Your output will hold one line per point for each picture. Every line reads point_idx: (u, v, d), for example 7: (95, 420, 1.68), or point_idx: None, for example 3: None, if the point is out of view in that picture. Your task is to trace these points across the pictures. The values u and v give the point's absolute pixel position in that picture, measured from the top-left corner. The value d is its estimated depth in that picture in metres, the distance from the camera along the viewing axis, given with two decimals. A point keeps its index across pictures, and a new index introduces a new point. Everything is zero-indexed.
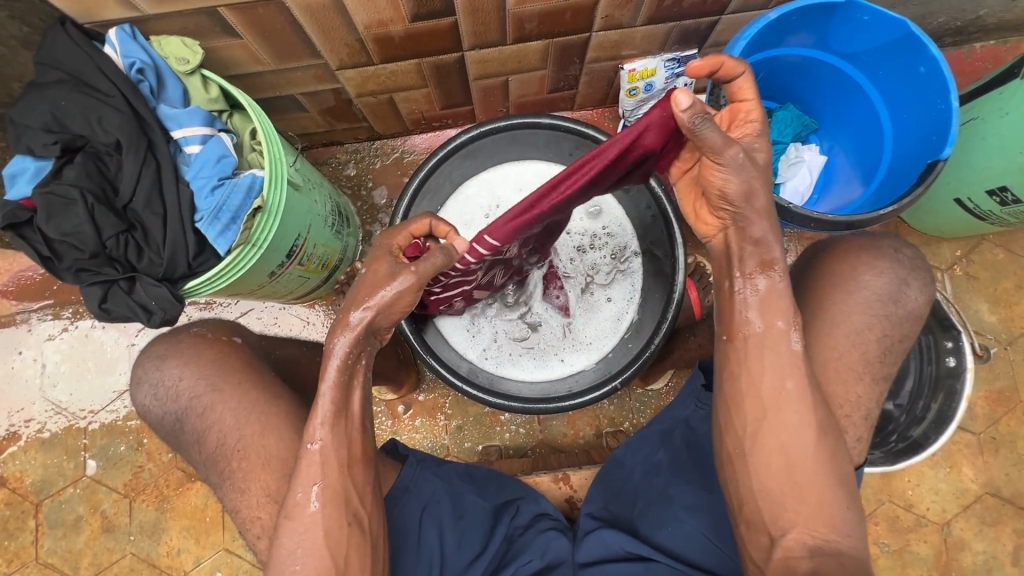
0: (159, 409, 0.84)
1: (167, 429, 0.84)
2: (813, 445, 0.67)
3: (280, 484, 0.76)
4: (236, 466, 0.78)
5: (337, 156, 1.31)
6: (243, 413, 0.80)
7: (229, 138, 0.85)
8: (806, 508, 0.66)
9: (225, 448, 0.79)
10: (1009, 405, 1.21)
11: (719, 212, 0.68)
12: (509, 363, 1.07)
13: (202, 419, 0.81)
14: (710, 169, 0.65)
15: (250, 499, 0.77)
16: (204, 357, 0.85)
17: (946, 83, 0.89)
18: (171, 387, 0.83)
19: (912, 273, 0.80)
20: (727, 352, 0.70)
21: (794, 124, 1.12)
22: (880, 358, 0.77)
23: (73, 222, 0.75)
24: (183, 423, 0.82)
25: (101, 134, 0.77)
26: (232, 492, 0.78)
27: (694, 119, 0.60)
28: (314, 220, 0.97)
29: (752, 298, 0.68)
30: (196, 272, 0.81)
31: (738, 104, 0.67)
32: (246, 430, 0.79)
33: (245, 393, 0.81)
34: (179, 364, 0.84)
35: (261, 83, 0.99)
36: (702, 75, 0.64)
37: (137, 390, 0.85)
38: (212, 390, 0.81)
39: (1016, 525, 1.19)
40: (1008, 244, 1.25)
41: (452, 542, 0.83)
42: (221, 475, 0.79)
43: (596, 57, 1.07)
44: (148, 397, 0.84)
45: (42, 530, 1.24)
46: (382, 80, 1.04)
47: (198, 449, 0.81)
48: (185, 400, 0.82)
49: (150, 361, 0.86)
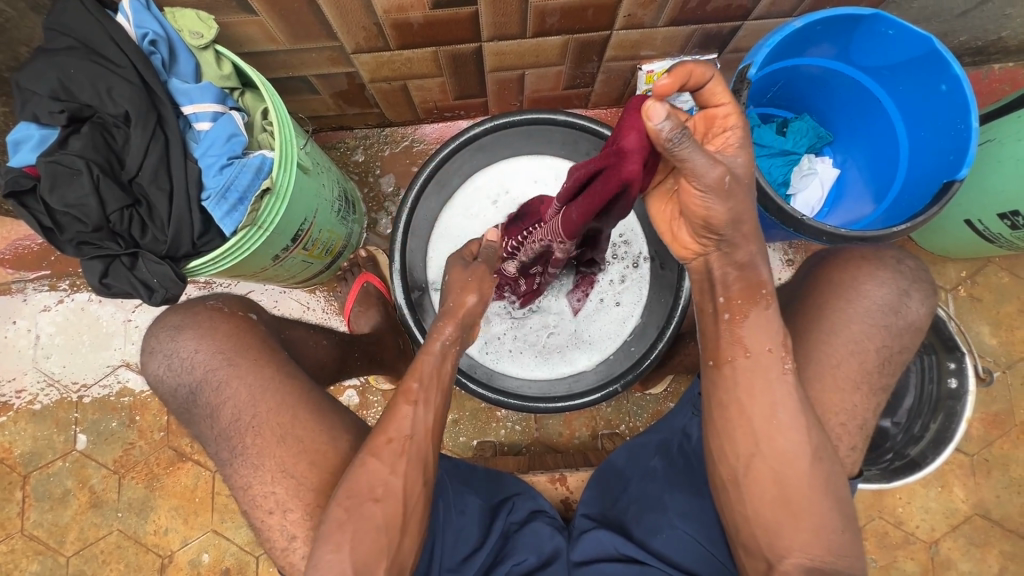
0: (172, 379, 0.80)
1: (178, 403, 0.81)
2: (804, 463, 0.67)
3: (298, 462, 0.76)
4: (250, 442, 0.77)
5: (346, 141, 1.29)
6: (259, 390, 0.79)
7: (241, 117, 0.83)
8: (795, 520, 0.66)
9: (240, 424, 0.77)
10: (1004, 428, 1.21)
11: (703, 239, 0.67)
12: (509, 359, 1.06)
13: (217, 394, 0.79)
14: (689, 194, 0.62)
15: (264, 475, 0.76)
16: (221, 332, 0.82)
17: (966, 102, 0.88)
18: (185, 359, 0.80)
19: (912, 284, 0.79)
20: (714, 377, 0.71)
21: (809, 135, 1.11)
22: (879, 369, 0.76)
23: (77, 193, 0.73)
24: (197, 397, 0.80)
25: (110, 105, 0.75)
26: (245, 468, 0.76)
27: (672, 134, 0.55)
28: (322, 205, 0.96)
29: (748, 312, 0.68)
30: (200, 252, 0.80)
31: (710, 110, 0.61)
32: (262, 406, 0.78)
33: (261, 371, 0.80)
34: (194, 337, 0.81)
35: (273, 62, 0.97)
36: (670, 94, 0.56)
37: (148, 359, 0.82)
38: (229, 365, 0.80)
39: (1003, 548, 1.20)
40: (1013, 268, 1.25)
41: (445, 539, 0.81)
42: (233, 451, 0.77)
43: (614, 55, 1.05)
44: (161, 367, 0.81)
45: (29, 502, 1.23)
46: (396, 67, 1.02)
47: (210, 425, 0.79)
48: (200, 373, 0.80)
49: (164, 332, 0.83)
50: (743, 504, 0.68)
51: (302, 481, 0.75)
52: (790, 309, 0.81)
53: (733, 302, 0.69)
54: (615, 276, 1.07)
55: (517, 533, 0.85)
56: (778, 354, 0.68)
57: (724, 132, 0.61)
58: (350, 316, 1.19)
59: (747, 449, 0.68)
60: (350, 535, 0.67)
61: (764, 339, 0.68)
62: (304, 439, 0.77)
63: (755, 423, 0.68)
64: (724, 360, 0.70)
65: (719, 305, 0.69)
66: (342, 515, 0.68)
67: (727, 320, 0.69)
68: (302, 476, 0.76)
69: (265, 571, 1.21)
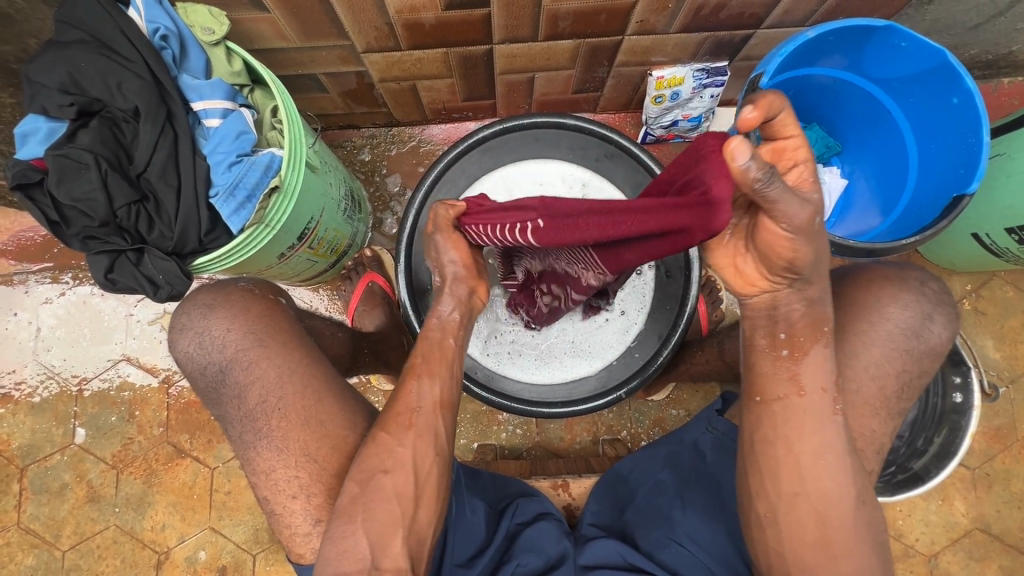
0: (202, 357, 0.81)
1: (206, 381, 0.81)
2: (849, 505, 0.67)
3: (320, 446, 0.76)
4: (276, 424, 0.77)
5: (353, 139, 1.28)
6: (287, 371, 0.79)
7: (250, 114, 0.83)
8: (837, 564, 0.66)
9: (266, 405, 0.78)
10: (1006, 443, 1.21)
11: (778, 278, 0.61)
12: (510, 362, 1.05)
13: (246, 373, 0.79)
14: (771, 233, 0.56)
15: (287, 458, 0.76)
16: (252, 312, 0.83)
17: (979, 117, 0.88)
18: (217, 338, 0.81)
19: (937, 308, 0.79)
20: (761, 410, 0.69)
21: (818, 145, 1.10)
22: (898, 394, 0.76)
23: (84, 187, 0.73)
24: (226, 376, 0.80)
25: (120, 100, 0.75)
26: (268, 450, 0.76)
27: (761, 173, 0.48)
28: (328, 204, 0.95)
29: (811, 350, 0.66)
30: (207, 249, 0.79)
31: (778, 143, 0.58)
32: (288, 388, 0.78)
33: (290, 355, 0.81)
34: (226, 316, 0.82)
35: (283, 59, 0.97)
36: (756, 127, 0.53)
37: (177, 336, 0.82)
38: (259, 346, 0.80)
39: (1002, 562, 1.19)
40: (1018, 282, 1.24)
41: (455, 534, 0.81)
42: (258, 433, 0.77)
43: (625, 60, 1.05)
44: (191, 344, 0.81)
45: (26, 495, 1.23)
46: (407, 67, 1.02)
47: (237, 405, 0.79)
48: (231, 352, 0.80)
49: (196, 309, 0.83)
50: (773, 542, 0.68)
51: (324, 466, 0.76)
52: None
53: (794, 340, 0.66)
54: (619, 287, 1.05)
55: (522, 533, 0.84)
56: (832, 394, 0.67)
57: (796, 165, 0.58)
58: (355, 314, 1.19)
59: (793, 487, 0.67)
60: (362, 508, 0.69)
61: (830, 381, 0.67)
62: (326, 423, 0.78)
63: (802, 464, 0.67)
64: (774, 397, 0.68)
65: (781, 341, 0.66)
66: (355, 489, 0.70)
67: (787, 356, 0.67)
68: (324, 461, 0.76)
69: (262, 570, 1.20)
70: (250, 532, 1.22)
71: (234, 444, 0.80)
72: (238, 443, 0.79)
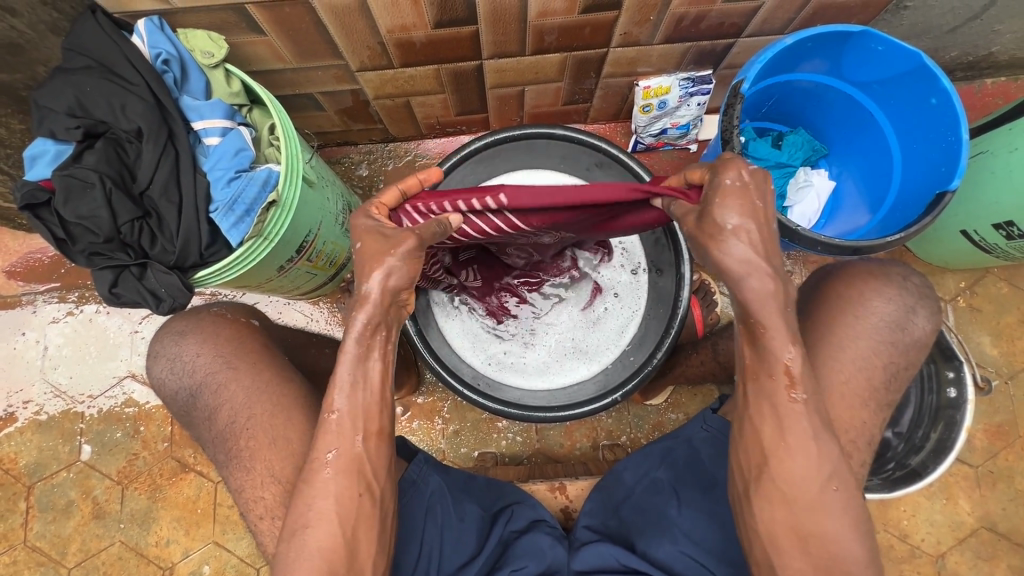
0: (174, 383, 0.85)
1: (181, 404, 0.86)
2: (844, 502, 0.66)
3: (287, 467, 0.78)
4: (244, 446, 0.80)
5: (350, 156, 1.32)
6: (255, 393, 0.82)
7: (249, 132, 0.86)
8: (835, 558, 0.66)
9: (235, 426, 0.81)
10: (1008, 439, 1.21)
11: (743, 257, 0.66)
12: (511, 371, 1.06)
13: (215, 396, 0.83)
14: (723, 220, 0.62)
15: (257, 479, 0.78)
16: (223, 336, 0.87)
17: (956, 116, 0.90)
18: (188, 363, 0.85)
19: (919, 301, 0.80)
20: None
21: (805, 148, 1.13)
22: (884, 385, 0.77)
23: (89, 206, 0.75)
24: (197, 400, 0.84)
25: (124, 122, 0.78)
26: (239, 471, 0.80)
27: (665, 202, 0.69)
28: (325, 218, 0.98)
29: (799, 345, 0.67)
30: (207, 262, 0.82)
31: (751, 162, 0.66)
32: (256, 409, 0.81)
33: (259, 374, 0.84)
34: (197, 341, 0.86)
35: (281, 80, 1.00)
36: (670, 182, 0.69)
37: (153, 363, 0.87)
38: (228, 368, 0.84)
39: (1011, 561, 1.18)
40: (1012, 278, 1.25)
41: (444, 543, 0.83)
42: (229, 454, 0.81)
43: (612, 72, 1.08)
44: (165, 370, 0.86)
45: (33, 513, 1.24)
46: (400, 84, 1.05)
47: (209, 427, 0.83)
48: (200, 376, 0.84)
49: (169, 337, 0.88)
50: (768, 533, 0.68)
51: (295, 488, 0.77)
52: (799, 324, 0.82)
53: None
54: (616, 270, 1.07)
55: (516, 541, 0.84)
56: None
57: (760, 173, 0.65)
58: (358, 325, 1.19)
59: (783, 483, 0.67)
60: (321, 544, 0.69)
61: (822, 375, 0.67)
62: (297, 444, 0.79)
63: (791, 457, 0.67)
64: None
65: None
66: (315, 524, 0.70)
67: None
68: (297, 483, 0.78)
69: None
70: (253, 546, 1.22)
71: (215, 465, 0.84)
72: (215, 462, 0.83)
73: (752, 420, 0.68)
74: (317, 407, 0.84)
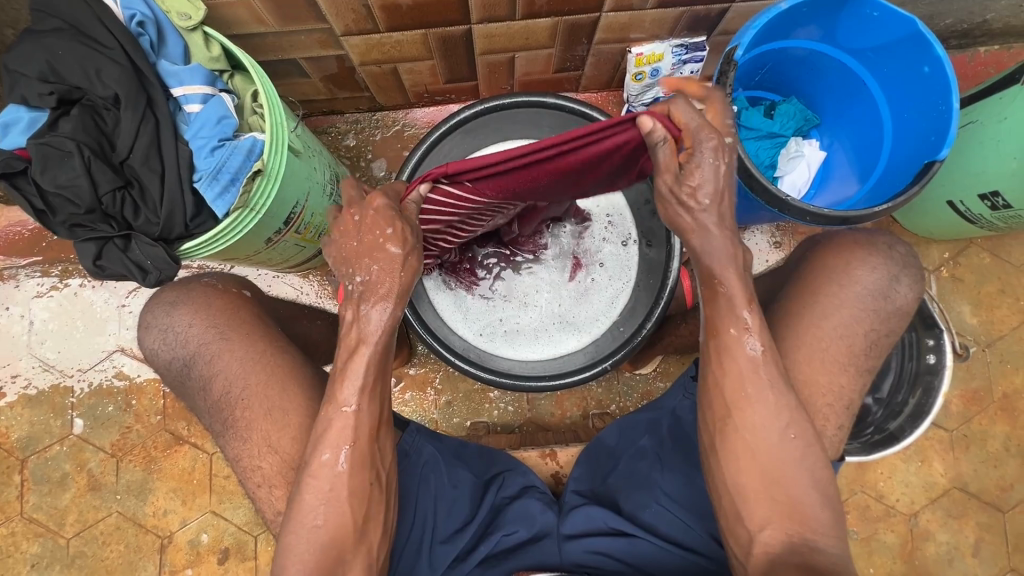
0: (167, 352, 0.85)
1: (173, 374, 0.86)
2: (823, 467, 0.69)
3: (280, 438, 0.79)
4: (239, 415, 0.80)
5: (337, 125, 1.29)
6: (250, 363, 0.82)
7: (230, 99, 0.83)
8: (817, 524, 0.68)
9: (231, 396, 0.81)
10: (983, 404, 1.25)
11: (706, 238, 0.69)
12: (503, 340, 1.07)
13: (210, 366, 0.83)
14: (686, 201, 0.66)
15: (251, 449, 0.79)
16: (215, 306, 0.86)
17: (948, 84, 0.90)
18: (181, 333, 0.84)
19: (903, 270, 0.82)
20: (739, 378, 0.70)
21: (796, 118, 1.12)
22: (867, 352, 0.79)
23: (69, 175, 0.73)
24: (191, 369, 0.84)
25: (99, 87, 0.75)
26: (236, 440, 0.80)
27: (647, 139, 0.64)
28: (313, 188, 0.96)
29: None
30: (193, 234, 0.80)
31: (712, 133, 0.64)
32: (252, 377, 0.81)
33: (252, 345, 0.84)
34: (189, 311, 0.85)
35: (263, 45, 0.97)
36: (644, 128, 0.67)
37: (144, 334, 0.86)
38: (222, 338, 0.83)
39: (979, 519, 1.23)
40: (994, 249, 1.28)
41: (438, 510, 0.85)
42: (225, 423, 0.81)
43: (604, 38, 1.06)
44: (157, 340, 0.85)
45: (28, 486, 1.25)
46: (387, 50, 1.02)
47: (203, 396, 0.83)
48: (194, 346, 0.83)
49: (160, 306, 0.87)
50: None
51: (287, 460, 0.78)
52: (784, 294, 0.83)
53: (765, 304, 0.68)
54: (601, 243, 1.08)
55: (507, 507, 0.86)
56: None
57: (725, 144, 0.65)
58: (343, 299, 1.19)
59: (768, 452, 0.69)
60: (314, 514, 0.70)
61: None
62: (288, 413, 0.80)
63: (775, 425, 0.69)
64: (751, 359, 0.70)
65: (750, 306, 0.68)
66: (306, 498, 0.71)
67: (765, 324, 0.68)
68: (289, 454, 0.78)
69: (263, 550, 1.23)
70: (250, 515, 1.24)
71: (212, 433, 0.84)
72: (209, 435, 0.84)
73: (735, 387, 0.70)
74: (307, 379, 0.84)
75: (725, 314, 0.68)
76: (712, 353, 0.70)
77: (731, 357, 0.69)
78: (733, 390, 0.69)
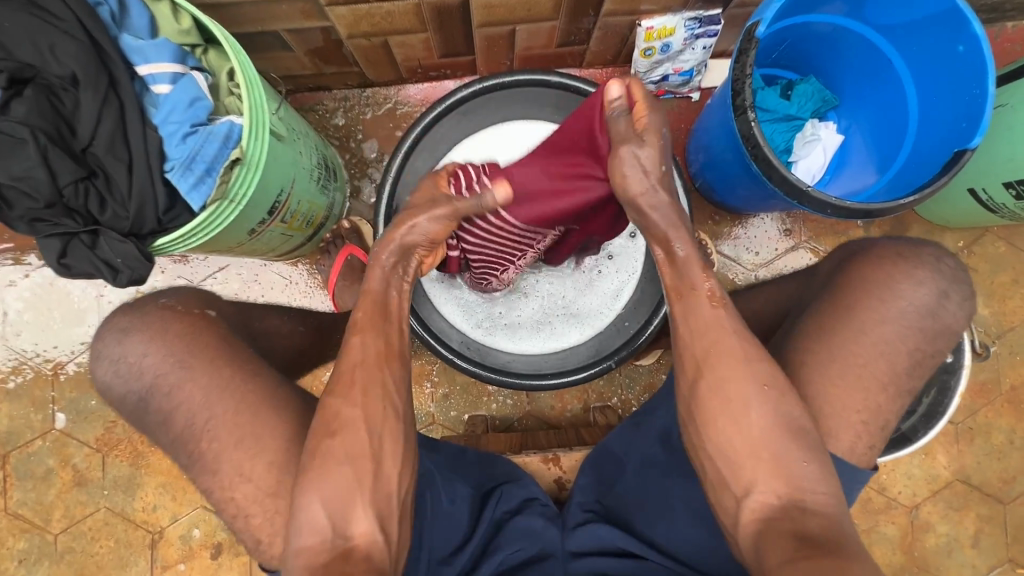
0: (121, 386, 0.75)
1: (128, 409, 0.75)
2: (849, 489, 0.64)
3: (254, 465, 0.70)
4: (205, 448, 0.72)
5: (324, 103, 1.20)
6: (214, 394, 0.73)
7: (203, 78, 0.75)
8: None
9: (194, 429, 0.72)
10: (990, 397, 1.23)
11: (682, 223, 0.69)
12: (503, 336, 1.02)
13: (168, 400, 0.73)
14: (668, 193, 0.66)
15: (223, 480, 0.71)
16: (173, 332, 0.76)
17: (984, 65, 0.83)
18: (134, 364, 0.75)
19: (954, 286, 0.76)
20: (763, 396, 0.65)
21: (814, 99, 1.06)
22: (907, 372, 0.74)
23: (24, 164, 0.66)
24: (148, 404, 0.74)
25: (55, 65, 0.68)
26: (204, 476, 0.72)
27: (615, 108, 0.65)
28: (298, 174, 0.89)
29: None
30: (167, 228, 0.74)
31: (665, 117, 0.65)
32: (216, 409, 0.72)
33: (217, 373, 0.74)
34: (144, 338, 0.75)
35: (240, 15, 0.88)
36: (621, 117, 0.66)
37: (95, 365, 0.76)
38: (182, 368, 0.74)
39: (980, 511, 1.23)
40: (1010, 237, 1.23)
41: (434, 529, 0.80)
42: (190, 459, 0.72)
43: (613, 10, 0.97)
44: (109, 372, 0.76)
45: (11, 481, 1.21)
46: (376, 21, 0.94)
47: (163, 431, 0.74)
48: (150, 378, 0.74)
49: (111, 333, 0.77)
50: None
51: None
52: (818, 306, 0.78)
53: None
54: None
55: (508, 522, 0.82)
56: None
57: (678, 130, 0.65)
58: (334, 292, 1.10)
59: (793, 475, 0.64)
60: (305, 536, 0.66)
61: None
62: (263, 438, 0.72)
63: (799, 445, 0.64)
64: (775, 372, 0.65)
65: None
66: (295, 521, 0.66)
67: None
68: None
69: None
70: None
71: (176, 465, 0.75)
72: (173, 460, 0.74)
73: (758, 404, 0.65)
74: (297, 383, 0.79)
75: (690, 273, 0.67)
76: (732, 368, 0.65)
77: (709, 330, 0.66)
78: (753, 405, 0.64)
